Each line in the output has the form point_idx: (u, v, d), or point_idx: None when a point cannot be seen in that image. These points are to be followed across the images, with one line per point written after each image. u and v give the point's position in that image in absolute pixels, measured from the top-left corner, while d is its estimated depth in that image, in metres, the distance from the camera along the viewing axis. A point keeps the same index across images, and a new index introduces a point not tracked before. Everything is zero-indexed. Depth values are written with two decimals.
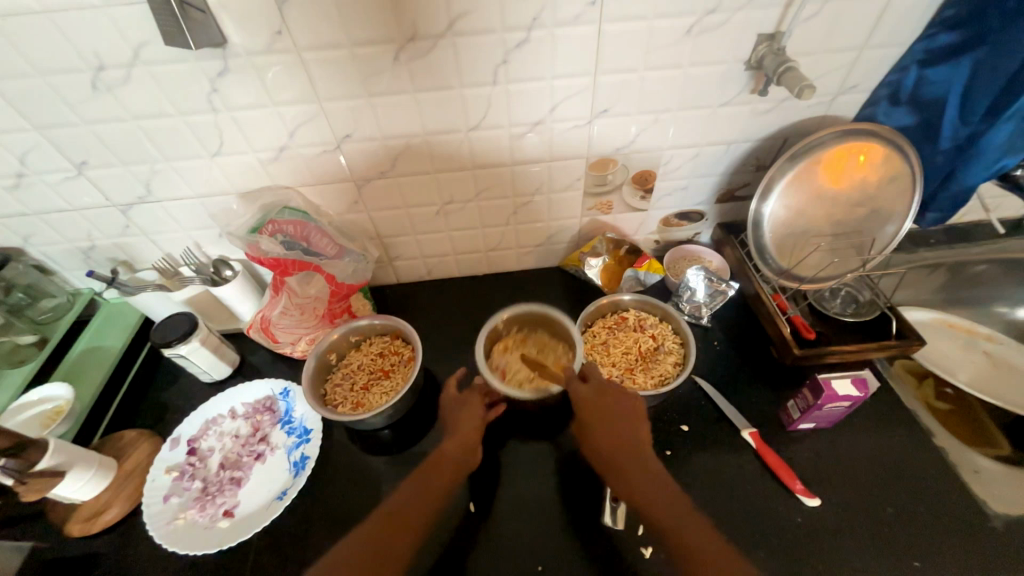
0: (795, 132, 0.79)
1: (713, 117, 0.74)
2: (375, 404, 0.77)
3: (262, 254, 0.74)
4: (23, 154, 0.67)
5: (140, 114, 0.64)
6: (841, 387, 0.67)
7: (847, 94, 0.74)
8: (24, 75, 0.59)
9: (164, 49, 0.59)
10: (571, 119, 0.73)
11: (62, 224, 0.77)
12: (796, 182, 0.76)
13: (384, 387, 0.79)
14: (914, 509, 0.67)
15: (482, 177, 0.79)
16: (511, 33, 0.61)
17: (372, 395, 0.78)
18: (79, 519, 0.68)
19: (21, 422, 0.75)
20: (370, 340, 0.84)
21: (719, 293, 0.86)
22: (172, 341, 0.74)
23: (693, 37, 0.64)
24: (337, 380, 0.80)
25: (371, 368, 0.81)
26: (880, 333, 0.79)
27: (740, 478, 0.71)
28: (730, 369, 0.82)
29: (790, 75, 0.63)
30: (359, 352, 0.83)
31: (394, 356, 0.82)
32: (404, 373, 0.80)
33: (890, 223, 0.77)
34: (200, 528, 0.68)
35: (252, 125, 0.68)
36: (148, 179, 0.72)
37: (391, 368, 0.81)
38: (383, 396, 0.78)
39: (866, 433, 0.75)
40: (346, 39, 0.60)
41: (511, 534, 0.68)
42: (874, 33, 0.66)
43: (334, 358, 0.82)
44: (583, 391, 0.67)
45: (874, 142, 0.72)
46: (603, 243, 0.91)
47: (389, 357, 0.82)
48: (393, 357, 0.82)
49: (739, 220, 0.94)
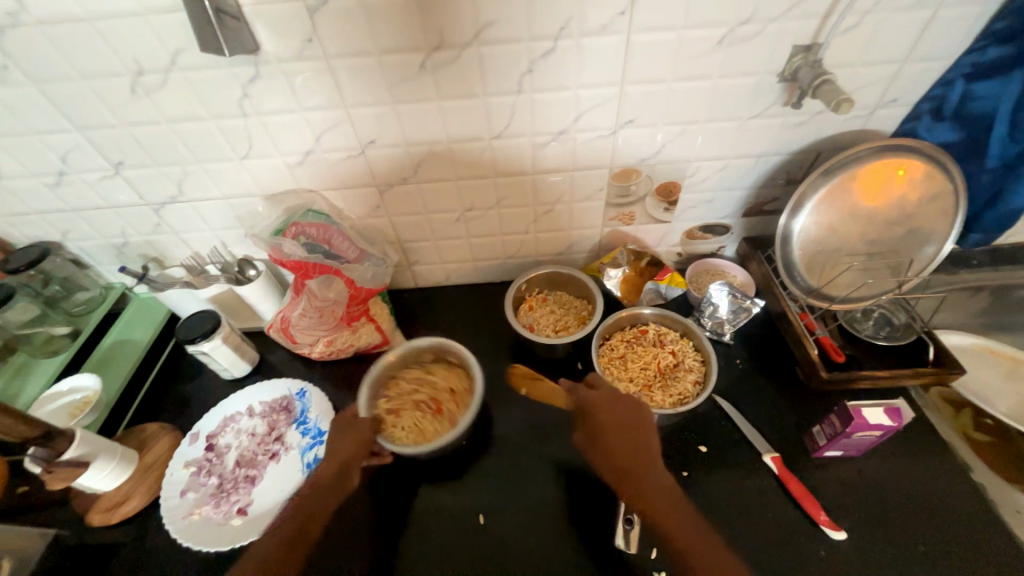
0: (829, 146, 0.76)
1: (743, 129, 0.72)
2: (399, 429, 0.75)
3: (283, 256, 0.74)
4: (64, 153, 0.70)
5: (174, 117, 0.66)
6: (872, 415, 0.63)
7: (886, 108, 0.71)
8: (68, 78, 0.61)
9: (199, 55, 0.60)
10: (596, 129, 0.72)
11: (98, 220, 0.80)
12: (828, 198, 0.74)
13: (424, 426, 0.75)
14: (950, 550, 0.63)
15: (503, 185, 0.79)
16: (538, 42, 0.61)
17: (410, 422, 0.75)
18: (101, 509, 0.70)
19: (51, 410, 0.78)
20: (457, 368, 0.80)
21: (743, 310, 0.83)
22: (196, 338, 0.76)
23: (724, 48, 0.62)
24: (406, 376, 0.80)
25: (434, 398, 0.77)
26: (915, 360, 0.75)
27: (759, 505, 0.68)
28: (753, 390, 0.79)
29: (828, 88, 0.61)
30: (440, 371, 0.80)
31: (452, 407, 0.76)
32: (442, 428, 0.74)
33: (929, 244, 0.74)
34: (214, 525, 0.69)
35: (280, 129, 0.69)
36: (180, 180, 0.75)
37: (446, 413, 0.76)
38: (406, 429, 0.74)
39: (897, 465, 0.71)
40: (373, 47, 0.60)
41: (521, 549, 0.67)
42: (918, 45, 0.63)
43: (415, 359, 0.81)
44: (592, 397, 0.68)
45: (914, 157, 0.69)
46: (624, 254, 0.90)
47: (450, 401, 0.77)
48: (451, 406, 0.76)
49: (766, 236, 0.91)
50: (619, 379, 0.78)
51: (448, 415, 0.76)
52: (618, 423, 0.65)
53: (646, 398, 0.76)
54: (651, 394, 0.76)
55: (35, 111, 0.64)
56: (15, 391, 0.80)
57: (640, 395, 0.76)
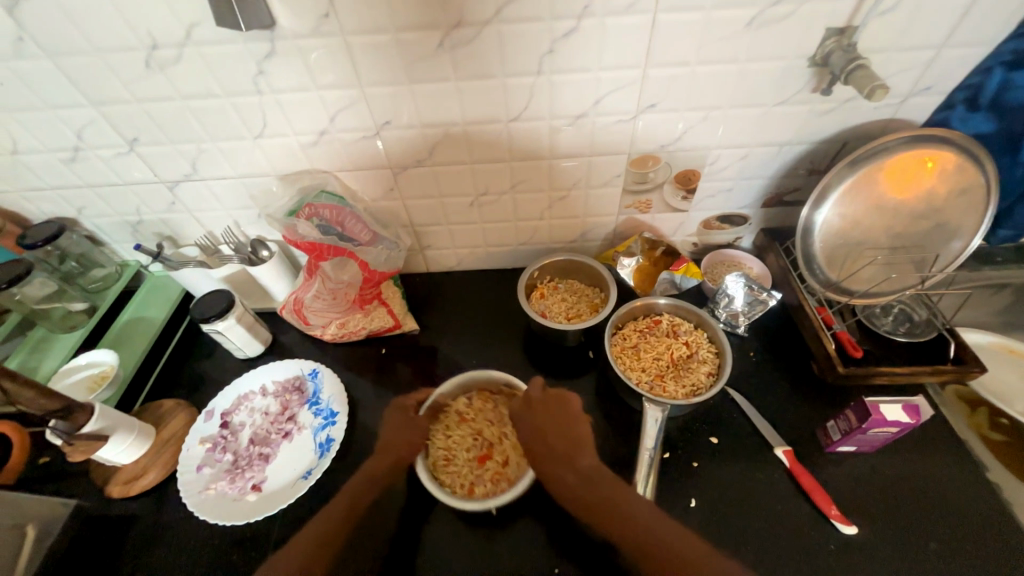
0: (856, 136, 0.73)
1: (768, 116, 0.70)
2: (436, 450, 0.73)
3: (298, 238, 0.75)
4: (79, 129, 0.70)
5: (189, 94, 0.66)
6: (890, 411, 0.63)
7: (919, 96, 0.68)
8: (82, 52, 0.60)
9: (214, 30, 0.59)
10: (616, 113, 0.70)
11: (113, 198, 0.80)
12: (853, 190, 0.72)
13: (464, 466, 0.72)
14: (962, 548, 0.63)
15: (519, 170, 0.78)
16: (560, 22, 0.59)
17: (457, 453, 0.72)
18: (120, 481, 0.72)
19: (69, 384, 0.79)
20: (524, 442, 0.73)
21: (758, 302, 0.82)
22: (209, 317, 0.76)
23: (753, 30, 0.60)
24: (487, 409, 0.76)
25: (485, 450, 0.73)
26: (935, 356, 0.74)
27: (770, 497, 0.68)
28: (766, 383, 0.79)
29: (862, 74, 0.59)
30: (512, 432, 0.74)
31: (486, 474, 0.71)
32: (460, 481, 0.70)
33: (955, 239, 0.72)
34: (229, 500, 0.70)
35: (294, 108, 0.68)
36: (194, 158, 0.74)
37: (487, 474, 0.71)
38: (441, 458, 0.72)
39: (911, 462, 0.70)
40: (390, 24, 0.59)
41: (529, 533, 0.66)
42: (958, 29, 0.60)
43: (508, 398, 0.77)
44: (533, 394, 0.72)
45: (945, 149, 0.66)
46: (638, 243, 0.89)
47: (488, 468, 0.72)
48: (486, 473, 0.71)
49: (785, 227, 0.89)
50: (632, 369, 0.77)
51: (489, 476, 0.71)
52: (549, 430, 0.68)
53: (658, 388, 0.76)
54: (663, 385, 0.76)
55: (50, 85, 0.64)
56: (34, 365, 0.81)
57: (652, 385, 0.76)
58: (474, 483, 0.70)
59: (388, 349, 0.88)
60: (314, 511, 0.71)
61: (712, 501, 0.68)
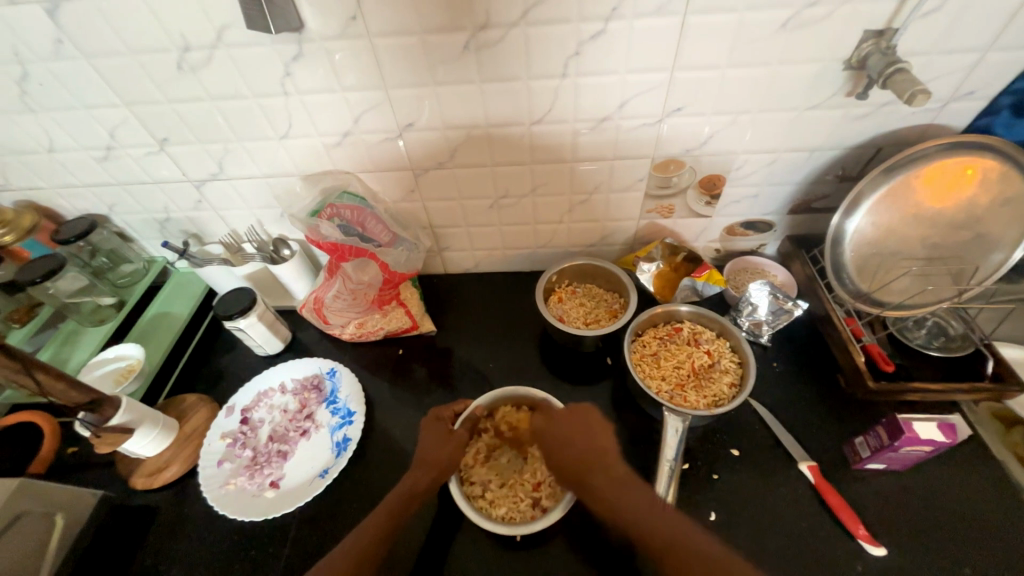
0: (891, 142, 0.71)
1: (799, 120, 0.68)
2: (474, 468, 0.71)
3: (321, 238, 0.76)
4: (112, 129, 0.71)
5: (217, 94, 0.67)
6: (924, 430, 0.60)
7: (961, 100, 0.65)
8: (117, 54, 0.62)
9: (244, 32, 0.60)
10: (641, 116, 0.69)
11: (143, 196, 0.82)
12: (887, 199, 0.70)
13: (501, 489, 0.69)
14: (999, 575, 0.60)
15: (540, 172, 0.77)
16: (587, 24, 0.58)
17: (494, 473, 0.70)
18: (144, 474, 0.74)
19: (98, 376, 0.81)
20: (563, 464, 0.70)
21: (783, 312, 0.79)
22: (233, 314, 0.77)
23: (788, 32, 0.58)
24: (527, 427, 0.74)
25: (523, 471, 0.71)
26: (970, 373, 0.71)
27: (793, 513, 0.66)
28: (790, 395, 0.77)
29: (901, 78, 0.56)
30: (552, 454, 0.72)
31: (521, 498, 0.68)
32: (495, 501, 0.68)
33: (997, 251, 0.68)
34: (248, 496, 0.71)
35: (319, 109, 0.68)
36: (221, 158, 0.75)
37: (525, 500, 0.68)
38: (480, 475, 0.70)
39: (943, 482, 0.67)
40: (417, 26, 0.59)
41: (545, 539, 0.66)
42: (1005, 32, 0.57)
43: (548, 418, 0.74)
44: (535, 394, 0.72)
45: (987, 156, 0.64)
46: (660, 248, 0.87)
47: (524, 492, 0.69)
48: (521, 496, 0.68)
49: (812, 235, 0.86)
50: (651, 377, 0.76)
51: (527, 502, 0.68)
52: (568, 442, 0.63)
53: (678, 397, 0.74)
54: (683, 394, 0.74)
55: (86, 85, 0.66)
56: (64, 358, 0.83)
57: (672, 394, 0.75)
58: (510, 508, 0.67)
59: (405, 349, 0.88)
60: (330, 510, 0.71)
61: (732, 515, 0.66)
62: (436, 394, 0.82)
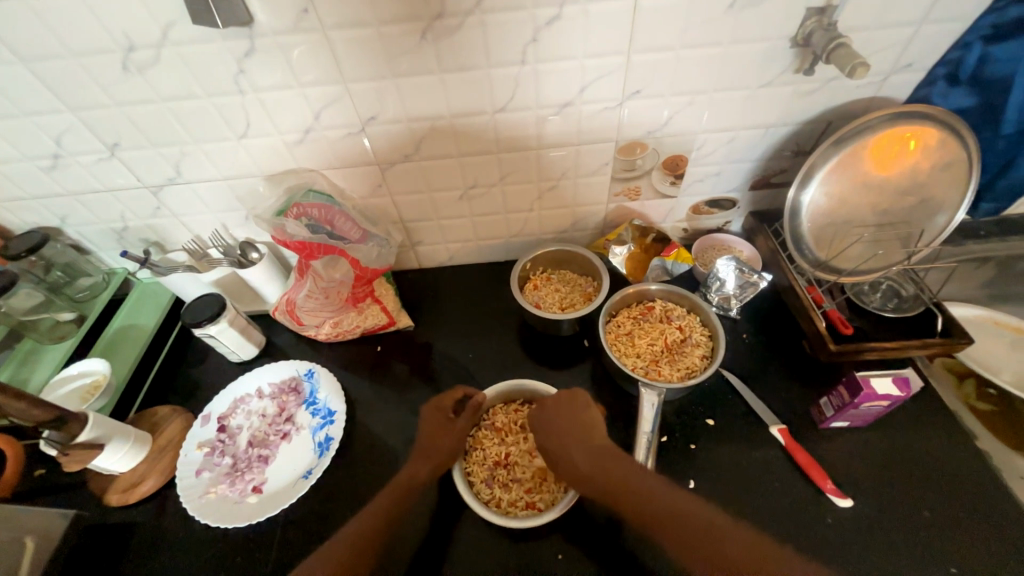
0: (840, 115, 0.74)
1: (753, 98, 0.70)
2: (479, 475, 0.70)
3: (287, 237, 0.74)
4: (58, 135, 0.68)
5: (169, 96, 0.65)
6: (880, 386, 0.64)
7: (901, 73, 0.68)
8: (58, 57, 0.59)
9: (191, 29, 0.58)
10: (602, 101, 0.70)
11: (97, 205, 0.79)
12: (838, 170, 0.73)
13: (507, 487, 0.69)
14: (954, 516, 0.64)
15: (507, 161, 0.77)
16: (542, 10, 0.59)
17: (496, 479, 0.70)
18: (118, 490, 0.72)
19: (61, 395, 0.78)
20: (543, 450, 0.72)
21: (750, 285, 0.82)
22: (202, 321, 0.75)
23: (735, 12, 0.60)
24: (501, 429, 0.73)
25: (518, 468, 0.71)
26: (922, 330, 0.75)
27: (766, 474, 0.69)
28: (759, 364, 0.80)
29: (843, 52, 0.59)
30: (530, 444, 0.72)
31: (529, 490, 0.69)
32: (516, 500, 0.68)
33: (940, 214, 0.73)
34: (231, 503, 0.70)
35: (277, 106, 0.67)
36: (178, 161, 0.73)
37: (529, 479, 0.70)
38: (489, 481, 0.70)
39: (902, 435, 0.72)
40: (372, 17, 0.58)
41: (567, 512, 0.67)
42: (938, 4, 0.60)
43: (505, 405, 0.76)
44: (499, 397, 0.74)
45: (927, 125, 0.67)
46: (629, 231, 0.90)
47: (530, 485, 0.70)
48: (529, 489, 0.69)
49: (772, 210, 0.90)
50: (627, 355, 0.78)
51: (535, 482, 0.70)
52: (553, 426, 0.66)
53: (653, 372, 0.76)
54: (658, 369, 0.77)
55: (25, 91, 0.63)
56: (25, 378, 0.80)
57: (647, 370, 0.77)
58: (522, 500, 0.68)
59: (384, 346, 0.88)
60: (316, 510, 0.71)
61: (710, 480, 0.69)
62: (417, 388, 0.82)
